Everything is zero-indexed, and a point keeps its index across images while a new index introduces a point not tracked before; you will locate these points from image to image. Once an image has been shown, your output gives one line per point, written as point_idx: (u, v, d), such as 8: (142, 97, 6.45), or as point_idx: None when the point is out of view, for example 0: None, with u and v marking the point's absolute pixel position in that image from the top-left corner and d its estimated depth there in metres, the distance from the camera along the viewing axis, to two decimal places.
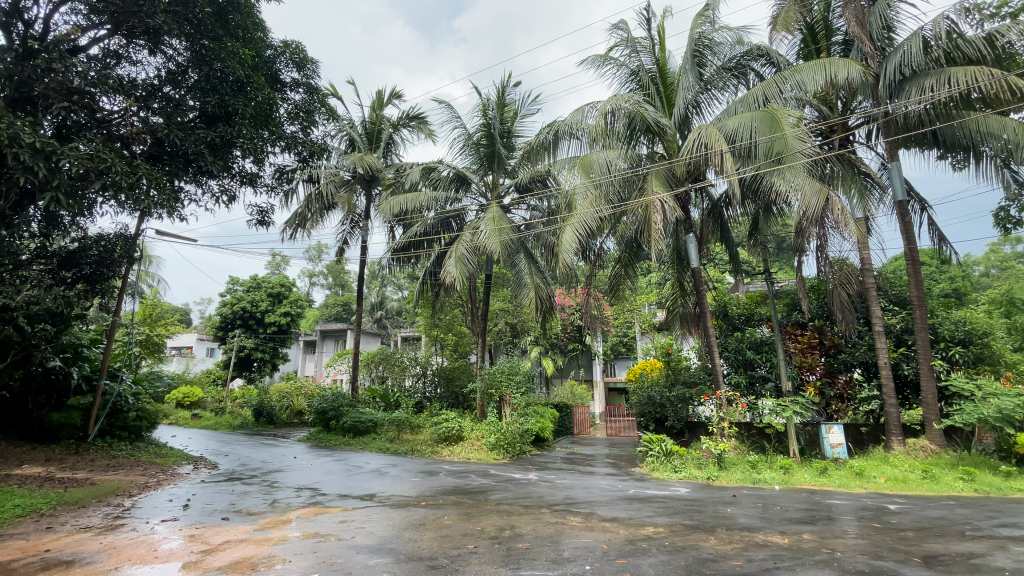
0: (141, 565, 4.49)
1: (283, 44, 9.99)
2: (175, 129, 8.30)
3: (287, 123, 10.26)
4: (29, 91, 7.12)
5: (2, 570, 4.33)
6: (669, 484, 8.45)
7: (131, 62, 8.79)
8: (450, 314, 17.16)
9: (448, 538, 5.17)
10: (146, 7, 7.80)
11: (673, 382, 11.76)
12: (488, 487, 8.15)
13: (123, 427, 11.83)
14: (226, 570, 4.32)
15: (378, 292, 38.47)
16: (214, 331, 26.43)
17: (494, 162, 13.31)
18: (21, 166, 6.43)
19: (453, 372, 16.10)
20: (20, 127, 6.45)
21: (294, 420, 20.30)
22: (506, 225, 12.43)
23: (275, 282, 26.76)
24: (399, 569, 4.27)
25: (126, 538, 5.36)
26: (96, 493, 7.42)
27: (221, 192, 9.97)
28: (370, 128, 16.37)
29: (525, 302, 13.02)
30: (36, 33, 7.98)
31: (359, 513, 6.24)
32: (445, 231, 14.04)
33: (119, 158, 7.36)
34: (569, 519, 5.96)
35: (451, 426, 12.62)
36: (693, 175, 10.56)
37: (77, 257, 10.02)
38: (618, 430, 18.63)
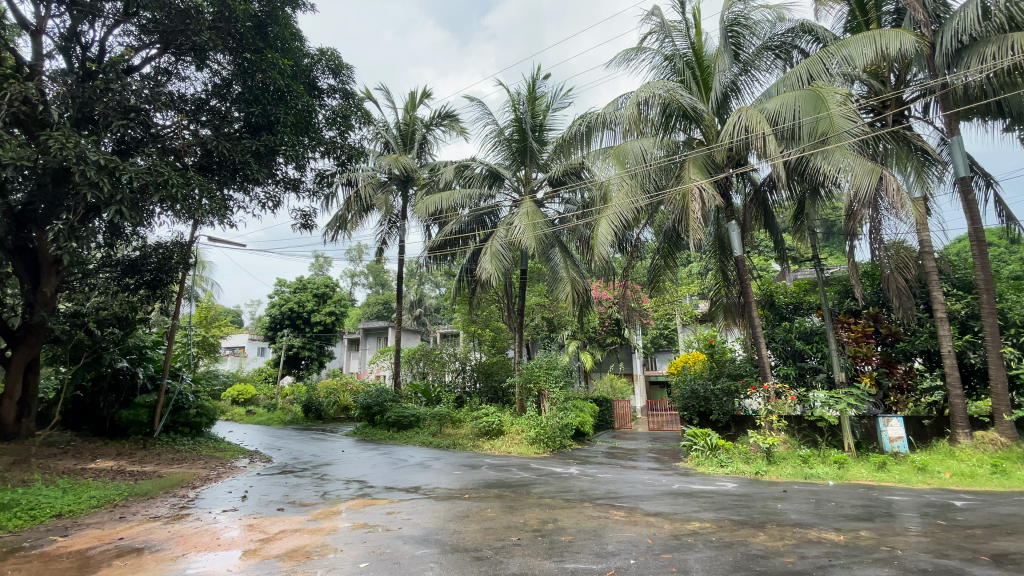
0: (205, 552, 4.78)
1: (319, 52, 10.26)
2: (223, 141, 8.76)
3: (325, 129, 10.61)
4: (91, 111, 7.63)
5: (84, 557, 4.71)
6: (716, 479, 8.25)
7: (180, 78, 9.27)
8: (486, 311, 17.32)
9: (491, 531, 5.24)
10: (193, 26, 8.23)
11: (717, 375, 11.44)
12: (530, 480, 8.20)
13: (185, 423, 12.54)
14: (283, 558, 4.54)
15: (416, 290, 39.31)
16: (264, 331, 27.67)
17: (527, 157, 13.25)
18: (88, 182, 6.90)
19: (491, 367, 16.30)
20: (85, 146, 6.93)
21: (341, 415, 21.02)
22: (540, 219, 12.36)
23: (320, 283, 27.81)
24: (444, 560, 4.35)
25: (191, 527, 5.72)
26: (163, 485, 7.96)
27: (267, 198, 10.43)
28: (404, 130, 16.68)
29: (562, 296, 12.96)
30: (94, 56, 8.55)
31: (405, 505, 6.41)
32: (480, 229, 14.26)
33: (173, 171, 7.82)
34: (612, 513, 5.91)
35: (491, 420, 12.78)
36: (734, 160, 10.23)
37: (138, 265, 10.58)
38: (661, 424, 18.31)
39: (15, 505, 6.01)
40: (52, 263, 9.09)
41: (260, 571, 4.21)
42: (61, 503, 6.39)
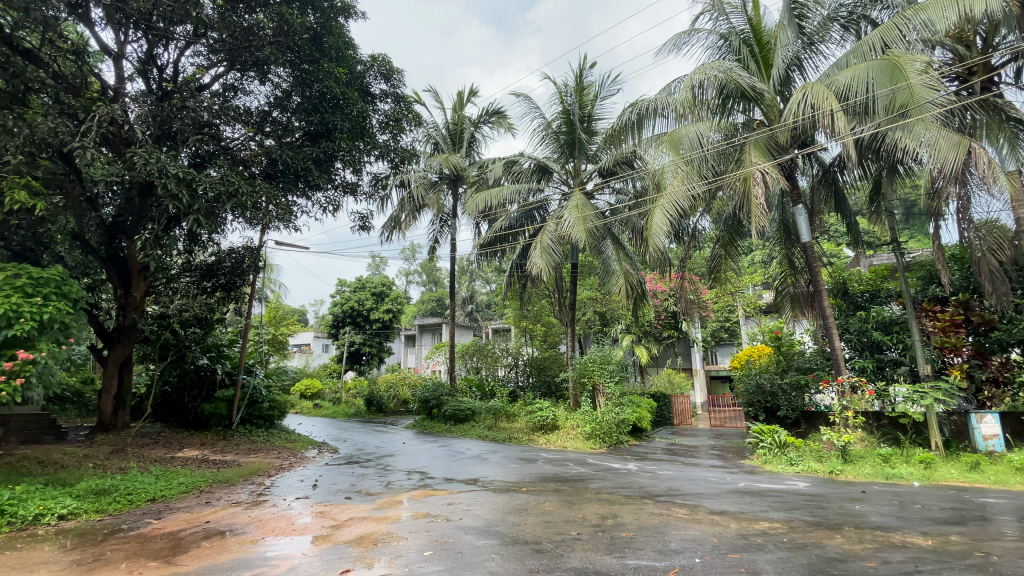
0: (281, 536, 5.10)
1: (371, 58, 10.59)
2: (286, 150, 9.29)
3: (380, 133, 10.99)
4: (169, 128, 8.26)
5: (176, 537, 5.16)
6: (785, 477, 7.84)
7: (245, 92, 9.86)
8: (537, 306, 17.31)
9: (550, 524, 5.25)
10: (256, 43, 8.74)
11: (784, 368, 10.85)
12: (588, 475, 8.14)
13: (259, 416, 13.40)
14: (353, 544, 4.77)
15: (468, 287, 39.99)
16: (327, 328, 29.15)
17: (576, 149, 13.02)
18: (169, 195, 7.49)
19: (544, 362, 16.33)
20: (165, 161, 7.50)
21: (401, 408, 21.80)
22: (590, 211, 12.17)
23: (377, 282, 28.96)
24: (505, 552, 4.41)
25: (268, 513, 6.12)
26: (242, 472, 8.57)
27: (327, 202, 10.94)
28: (452, 130, 16.94)
29: (615, 289, 12.71)
30: (169, 76, 9.25)
31: (465, 497, 6.56)
32: (530, 223, 14.07)
33: (243, 180, 8.35)
34: (674, 510, 5.76)
35: (545, 415, 12.78)
36: (799, 140, 9.68)
37: (214, 269, 11.41)
38: (723, 421, 17.60)
39: (115, 490, 6.66)
40: (140, 269, 9.95)
41: (331, 556, 4.44)
42: (154, 489, 7.00)
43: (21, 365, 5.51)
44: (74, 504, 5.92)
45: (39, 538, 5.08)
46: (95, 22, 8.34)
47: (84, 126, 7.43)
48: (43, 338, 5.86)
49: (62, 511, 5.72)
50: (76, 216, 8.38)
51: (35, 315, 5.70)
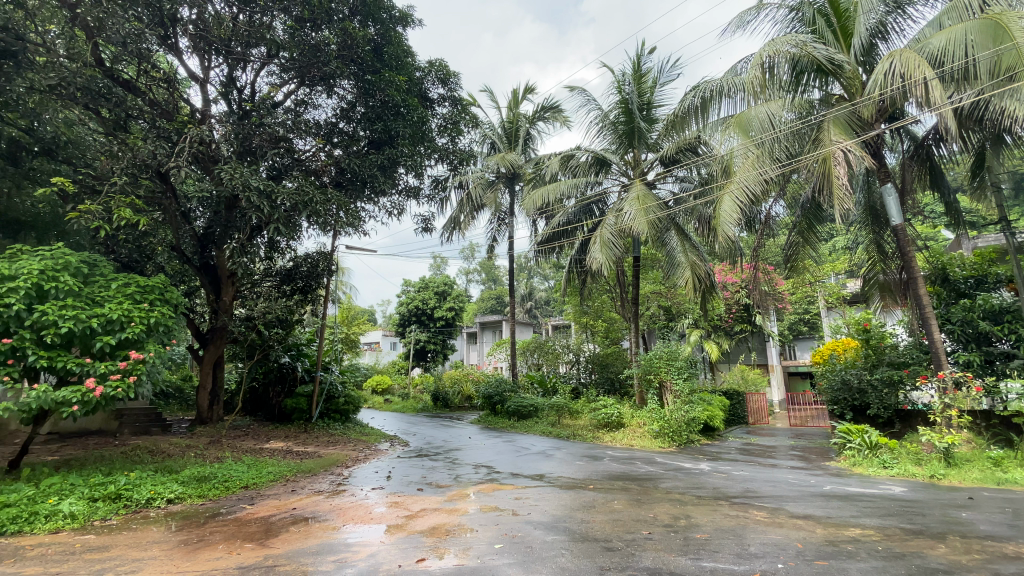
0: (360, 524, 5.38)
1: (428, 65, 10.86)
2: (353, 158, 9.77)
3: (439, 136, 11.31)
4: (250, 144, 8.87)
5: (267, 522, 5.59)
6: (878, 481, 7.22)
7: (314, 106, 10.44)
8: (598, 301, 16.95)
9: (620, 523, 5.17)
10: (323, 59, 9.25)
11: (874, 364, 9.99)
12: (657, 475, 7.92)
13: (336, 410, 14.20)
14: (426, 534, 4.94)
15: (527, 284, 40.17)
16: (395, 327, 30.40)
17: (636, 138, 12.60)
18: (253, 207, 8.10)
19: (606, 358, 16.16)
20: (248, 175, 8.09)
21: (465, 404, 22.30)
22: (652, 202, 11.81)
23: (439, 282, 29.77)
24: (575, 548, 4.40)
25: (348, 501, 6.50)
26: (323, 463, 9.15)
27: (392, 207, 11.40)
28: (508, 128, 17.02)
29: (681, 282, 12.20)
30: (247, 96, 9.99)
31: (532, 492, 6.60)
32: (588, 217, 13.99)
33: (316, 189, 8.88)
34: (752, 513, 5.48)
35: (610, 412, 12.59)
36: (886, 114, 8.84)
37: (292, 273, 12.23)
38: (804, 420, 16.51)
39: (215, 478, 7.33)
40: (228, 275, 10.87)
41: (407, 545, 4.63)
42: (247, 477, 7.63)
43: (134, 364, 6.14)
44: (181, 490, 6.58)
45: (152, 519, 5.68)
46: (182, 50, 9.15)
47: (177, 148, 8.17)
48: (150, 340, 6.52)
49: (170, 495, 6.37)
50: (173, 229, 9.28)
51: (144, 320, 6.36)
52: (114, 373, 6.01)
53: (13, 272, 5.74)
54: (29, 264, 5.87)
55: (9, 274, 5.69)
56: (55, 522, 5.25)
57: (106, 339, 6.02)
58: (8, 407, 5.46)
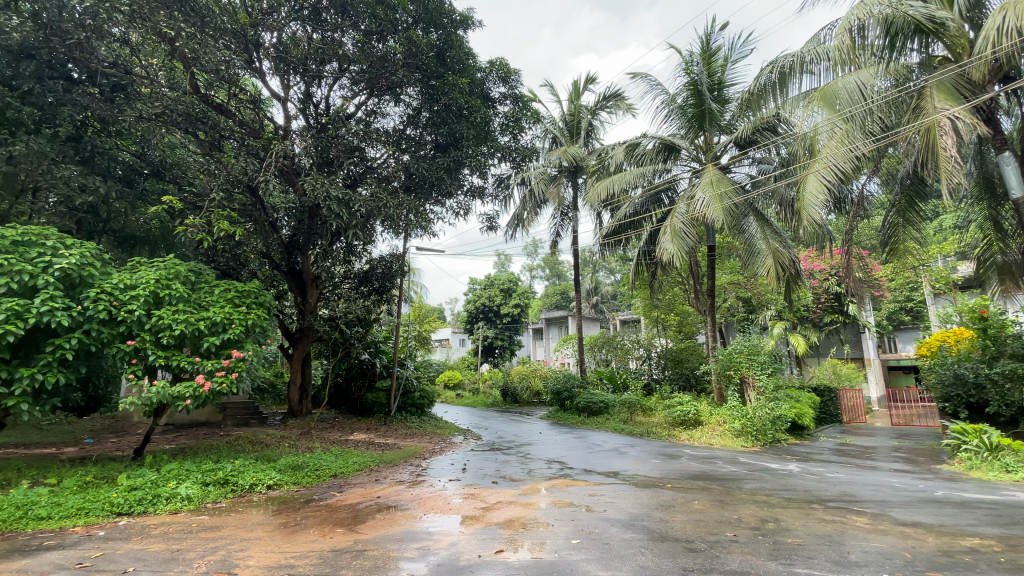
0: (439, 514, 5.59)
1: (489, 64, 10.98)
2: (421, 162, 10.14)
3: (501, 135, 11.43)
4: (328, 154, 9.40)
5: (356, 508, 5.97)
6: (1001, 488, 6.40)
7: (382, 114, 10.92)
8: (669, 294, 16.35)
9: (702, 523, 4.97)
10: (390, 68, 9.66)
11: (993, 357, 8.88)
12: (740, 475, 7.53)
13: (412, 404, 14.85)
14: (504, 526, 5.04)
15: (592, 278, 39.66)
16: (463, 324, 31.18)
17: (707, 121, 11.95)
18: (334, 214, 8.62)
19: (681, 354, 15.75)
20: (328, 186, 8.60)
21: (534, 400, 22.36)
22: (726, 187, 11.18)
23: (504, 279, 30.12)
24: (655, 548, 4.29)
25: (427, 492, 6.77)
26: (403, 454, 9.61)
27: (459, 208, 11.68)
28: (570, 121, 16.85)
29: (762, 271, 11.43)
30: (323, 110, 10.63)
31: (607, 489, 6.52)
32: (657, 207, 13.49)
33: (388, 195, 9.32)
34: (850, 518, 5.06)
35: (687, 409, 12.13)
36: (1001, 73, 7.80)
37: (369, 275, 12.87)
38: (909, 419, 14.99)
39: (307, 466, 7.93)
40: (312, 279, 11.63)
41: (485, 536, 4.75)
42: (335, 466, 8.18)
43: (236, 361, 6.79)
44: (279, 477, 7.18)
45: (255, 503, 6.24)
46: (265, 72, 9.89)
47: (265, 163, 8.86)
48: (248, 340, 7.17)
49: (270, 481, 6.97)
50: (263, 238, 10.09)
51: (243, 322, 7.01)
52: (220, 370, 6.65)
53: (135, 280, 6.47)
54: (147, 273, 6.61)
55: (132, 283, 6.42)
56: (175, 504, 5.90)
57: (213, 339, 6.69)
58: (135, 401, 6.19)
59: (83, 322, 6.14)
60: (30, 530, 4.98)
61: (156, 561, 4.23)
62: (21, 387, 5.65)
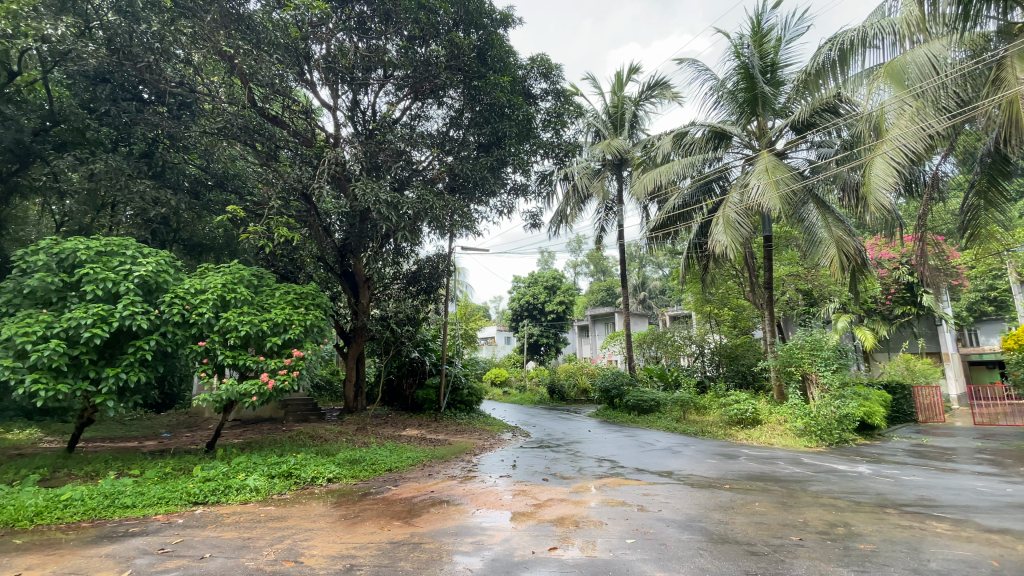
0: (491, 510, 5.65)
1: (530, 61, 10.97)
2: (465, 163, 10.27)
3: (544, 131, 11.39)
4: (376, 159, 9.67)
5: (411, 502, 6.13)
6: None
7: (426, 117, 11.13)
8: (722, 288, 15.84)
9: (764, 526, 4.77)
10: (434, 71, 9.82)
11: None
12: (804, 477, 7.15)
13: (461, 401, 15.09)
14: (556, 524, 5.02)
15: (639, 273, 38.95)
16: (508, 322, 31.34)
17: (760, 105, 11.35)
18: (383, 217, 8.89)
19: (736, 350, 15.43)
20: (377, 190, 8.86)
21: (582, 398, 22.15)
22: (782, 173, 10.64)
23: (548, 276, 30.02)
24: (713, 550, 4.15)
25: (479, 487, 6.86)
26: (454, 450, 9.78)
27: (502, 206, 11.74)
28: (613, 113, 16.55)
29: (824, 262, 10.79)
30: (370, 117, 10.96)
31: (661, 488, 6.37)
32: (708, 197, 12.89)
33: (434, 197, 9.49)
34: (929, 524, 4.70)
35: (744, 408, 11.69)
36: None
37: (417, 275, 13.16)
38: (995, 419, 13.75)
39: (364, 460, 8.22)
40: (364, 280, 12.05)
41: (538, 532, 4.76)
42: (390, 461, 8.44)
43: (296, 360, 7.14)
44: (338, 470, 7.49)
45: (317, 495, 6.54)
46: (316, 83, 10.31)
47: (318, 170, 9.24)
48: (307, 339, 7.52)
49: (330, 475, 7.28)
50: (317, 242, 10.53)
51: (302, 322, 7.38)
52: (282, 368, 7.01)
53: (203, 285, 6.92)
54: (214, 278, 7.06)
55: (202, 288, 6.87)
56: (244, 495, 6.28)
57: (275, 339, 7.05)
58: (207, 397, 6.62)
59: (159, 324, 6.59)
60: (119, 516, 5.43)
61: (229, 548, 4.51)
62: (107, 385, 6.16)
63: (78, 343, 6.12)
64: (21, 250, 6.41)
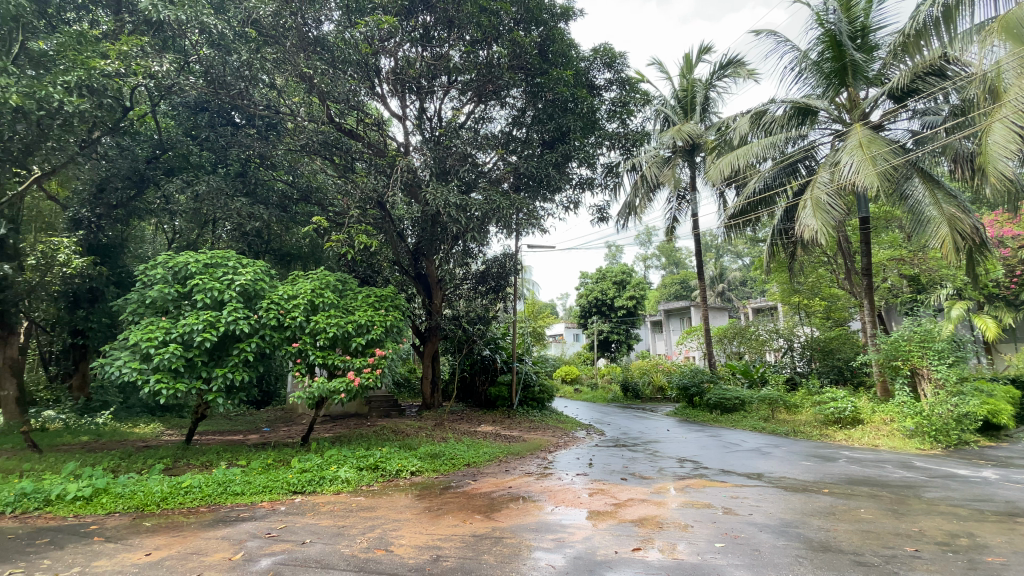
0: (570, 508, 5.62)
1: (593, 52, 10.77)
2: (530, 161, 10.30)
3: (609, 122, 11.17)
4: (445, 164, 9.88)
5: (491, 498, 6.25)
6: None
7: (488, 119, 11.27)
8: (813, 276, 14.81)
9: (872, 535, 4.35)
10: (496, 73, 9.94)
11: None
12: (915, 482, 6.45)
13: (533, 398, 15.17)
14: (638, 524, 4.90)
15: (715, 264, 37.17)
16: (577, 319, 31.04)
17: (850, 75, 10.50)
18: (454, 220, 9.13)
19: (831, 344, 14.32)
20: (447, 194, 9.09)
21: (658, 395, 21.54)
22: (879, 147, 9.65)
23: (617, 271, 29.31)
24: (814, 558, 3.85)
25: (556, 485, 6.86)
26: (529, 447, 9.85)
27: (569, 202, 11.64)
28: (682, 98, 15.87)
29: (934, 243, 9.68)
30: (436, 122, 11.29)
31: (751, 491, 6.01)
32: (792, 178, 12.08)
33: (501, 197, 9.59)
34: None
35: (843, 407, 10.77)
36: None
37: (485, 275, 13.38)
38: None
39: (444, 455, 8.51)
40: (436, 281, 12.45)
41: (619, 533, 4.66)
42: (468, 456, 8.67)
43: (379, 358, 7.54)
44: (420, 465, 7.79)
45: (401, 488, 6.86)
46: (386, 95, 10.79)
47: (391, 179, 9.66)
48: (388, 339, 7.90)
49: (413, 468, 7.61)
50: (392, 248, 11.01)
51: (383, 322, 7.78)
52: (366, 366, 7.44)
53: (295, 291, 7.48)
54: (304, 284, 7.60)
55: (293, 293, 7.43)
56: (337, 485, 6.72)
57: (360, 339, 7.49)
58: (302, 395, 7.14)
59: (259, 328, 7.20)
60: (231, 503, 6.00)
61: (327, 535, 4.84)
62: (218, 383, 6.85)
63: (192, 346, 6.84)
64: (143, 265, 7.25)
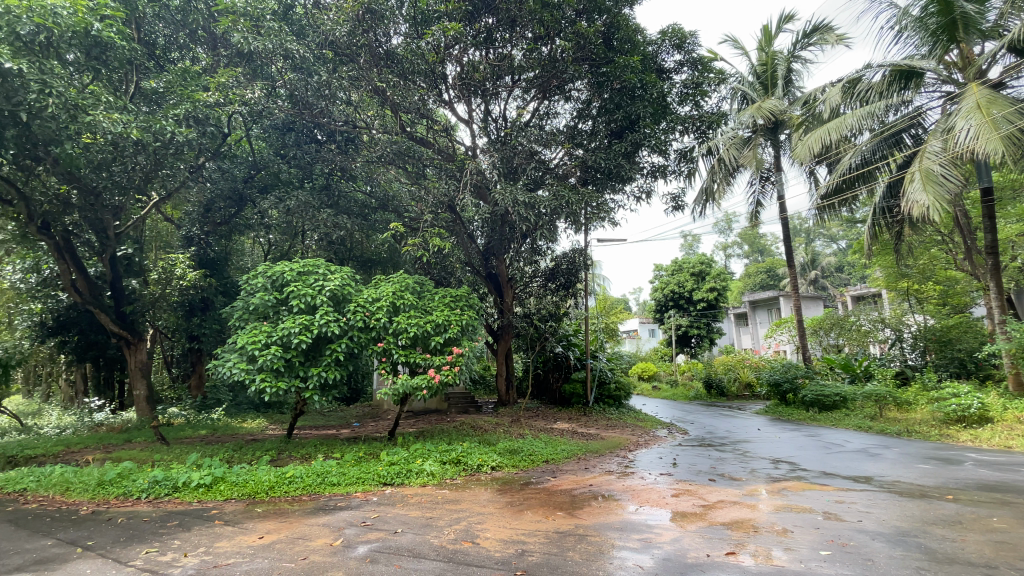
0: (654, 508, 5.46)
1: (661, 35, 10.39)
2: (598, 154, 10.12)
3: (681, 106, 10.70)
4: (512, 163, 9.91)
5: (571, 495, 6.21)
6: None
7: (553, 114, 11.21)
8: (925, 258, 13.55)
9: (1009, 547, 3.81)
10: (561, 67, 9.85)
11: None
12: None
13: (609, 395, 14.89)
14: (730, 527, 4.65)
15: (807, 250, 34.38)
16: (653, 314, 30.02)
17: (961, 30, 9.24)
18: (523, 218, 9.17)
19: (949, 333, 12.74)
20: (515, 192, 9.13)
21: (745, 392, 20.36)
22: (1002, 107, 8.43)
23: (694, 262, 27.96)
24: (938, 572, 3.43)
25: (638, 483, 6.69)
26: (609, 445, 9.68)
27: (640, 191, 11.29)
28: (761, 73, 14.84)
29: None
30: (502, 122, 11.41)
31: (858, 496, 5.50)
32: (895, 150, 10.83)
33: (569, 192, 9.50)
34: None
35: (967, 403, 9.52)
36: None
37: (555, 271, 13.30)
38: None
39: (523, 451, 8.59)
40: (508, 280, 12.56)
41: (711, 536, 4.45)
42: (547, 452, 8.69)
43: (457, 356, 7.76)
44: (500, 460, 7.93)
45: (483, 482, 7.02)
46: (453, 101, 11.06)
47: (461, 182, 9.88)
48: (464, 337, 8.12)
49: (493, 463, 7.77)
50: (464, 249, 11.29)
51: (459, 322, 8.01)
52: (445, 364, 7.70)
53: (378, 294, 7.88)
54: (386, 287, 7.99)
55: (377, 296, 7.84)
56: (423, 478, 7.01)
57: (439, 338, 7.78)
58: (388, 392, 7.51)
59: (347, 330, 7.66)
60: (329, 492, 6.47)
61: (416, 525, 5.06)
62: (313, 382, 7.39)
63: (290, 348, 7.42)
64: (246, 275, 7.98)
